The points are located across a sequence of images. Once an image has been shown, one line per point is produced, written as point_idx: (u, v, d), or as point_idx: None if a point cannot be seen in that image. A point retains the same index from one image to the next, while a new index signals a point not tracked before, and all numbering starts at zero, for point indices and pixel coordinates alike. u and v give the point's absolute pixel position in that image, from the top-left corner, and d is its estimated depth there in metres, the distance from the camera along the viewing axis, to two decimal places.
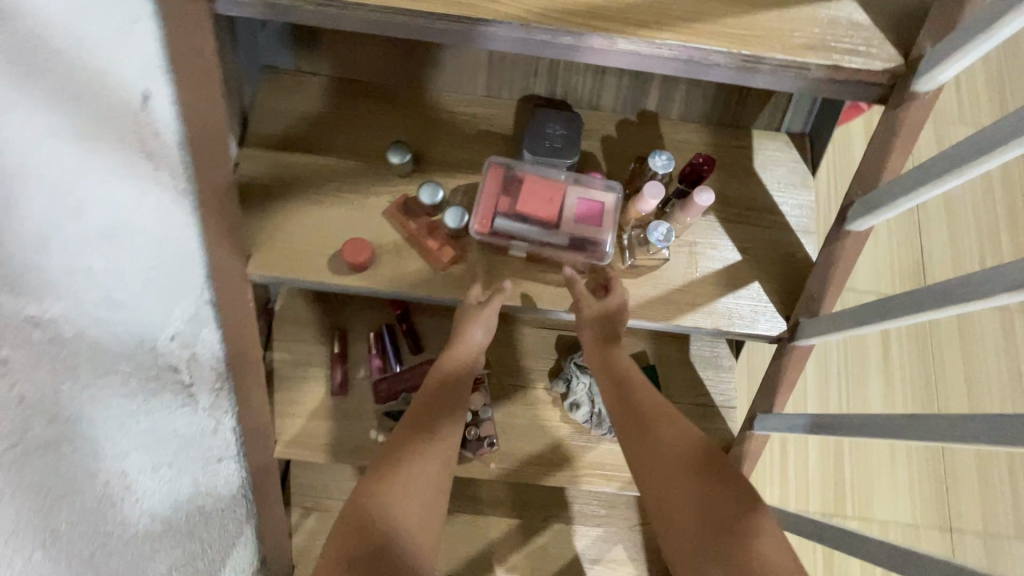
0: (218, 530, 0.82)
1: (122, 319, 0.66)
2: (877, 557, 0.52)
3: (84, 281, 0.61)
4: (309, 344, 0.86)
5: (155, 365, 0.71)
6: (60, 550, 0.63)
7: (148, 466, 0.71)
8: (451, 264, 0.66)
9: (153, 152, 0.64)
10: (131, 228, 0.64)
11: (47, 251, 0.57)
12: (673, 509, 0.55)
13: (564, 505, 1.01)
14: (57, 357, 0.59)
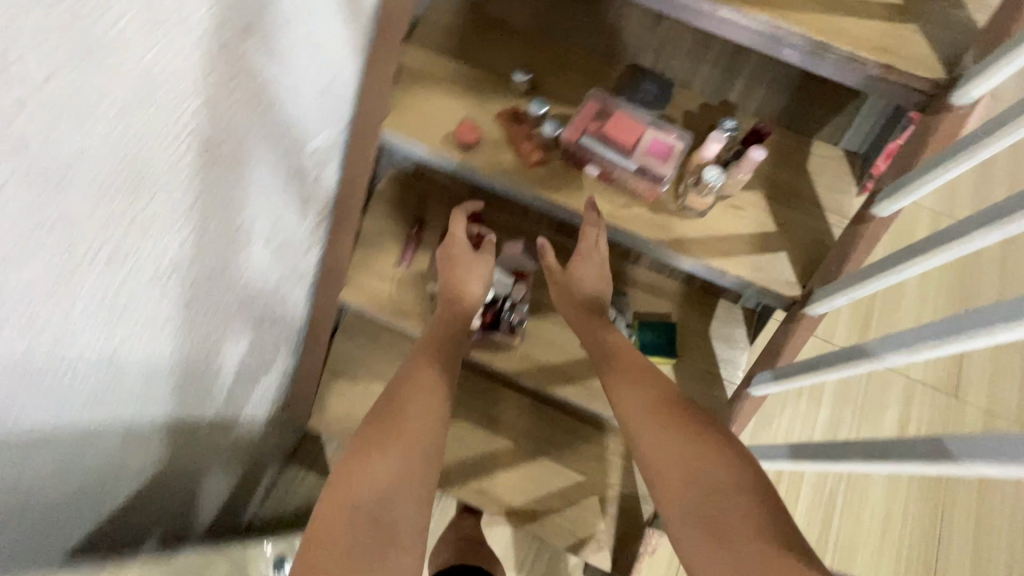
0: (277, 342, 0.96)
1: (291, 115, 0.71)
2: (867, 459, 0.60)
3: (283, 71, 0.66)
4: (394, 223, 1.02)
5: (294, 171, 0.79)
6: (226, 318, 0.79)
7: (272, 269, 0.85)
8: (536, 164, 0.81)
9: (355, 7, 0.74)
10: (310, 32, 0.68)
11: (295, 41, 0.66)
12: (672, 487, 0.66)
13: (556, 444, 1.10)
14: (241, 123, 0.62)
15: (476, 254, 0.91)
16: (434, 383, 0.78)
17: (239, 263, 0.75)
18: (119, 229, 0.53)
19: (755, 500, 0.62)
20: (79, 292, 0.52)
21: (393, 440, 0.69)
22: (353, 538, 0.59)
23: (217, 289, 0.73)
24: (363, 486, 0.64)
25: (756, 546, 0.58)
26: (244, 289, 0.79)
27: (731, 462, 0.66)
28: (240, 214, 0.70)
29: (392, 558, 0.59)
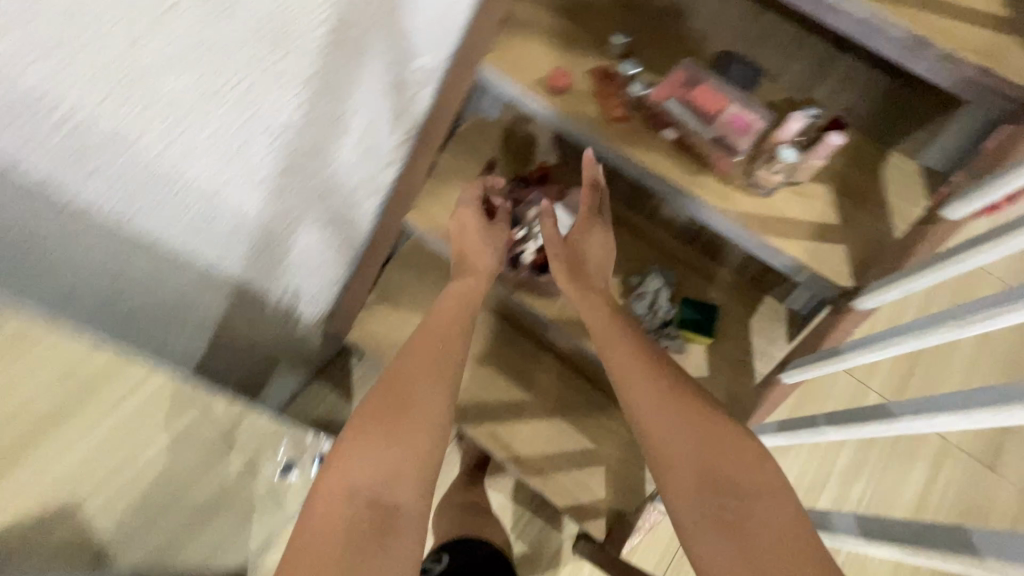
0: (343, 244, 1.03)
1: (413, 25, 0.77)
2: (853, 425, 0.65)
3: None
4: (467, 164, 1.08)
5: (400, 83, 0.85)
6: (310, 201, 0.86)
7: (359, 170, 0.92)
8: (618, 120, 0.85)
9: None
10: None
11: None
12: (682, 483, 0.69)
13: (573, 410, 1.12)
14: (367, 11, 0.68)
15: (488, 225, 0.94)
16: (435, 372, 0.80)
17: (331, 150, 0.82)
18: (249, 72, 0.60)
19: (773, 502, 0.66)
20: (205, 118, 0.59)
21: (392, 433, 0.73)
22: (350, 529, 0.66)
23: (307, 169, 0.80)
24: (359, 476, 0.70)
25: (778, 548, 0.62)
26: (330, 179, 0.87)
27: (751, 461, 0.69)
28: (344, 103, 0.77)
29: (391, 545, 0.66)
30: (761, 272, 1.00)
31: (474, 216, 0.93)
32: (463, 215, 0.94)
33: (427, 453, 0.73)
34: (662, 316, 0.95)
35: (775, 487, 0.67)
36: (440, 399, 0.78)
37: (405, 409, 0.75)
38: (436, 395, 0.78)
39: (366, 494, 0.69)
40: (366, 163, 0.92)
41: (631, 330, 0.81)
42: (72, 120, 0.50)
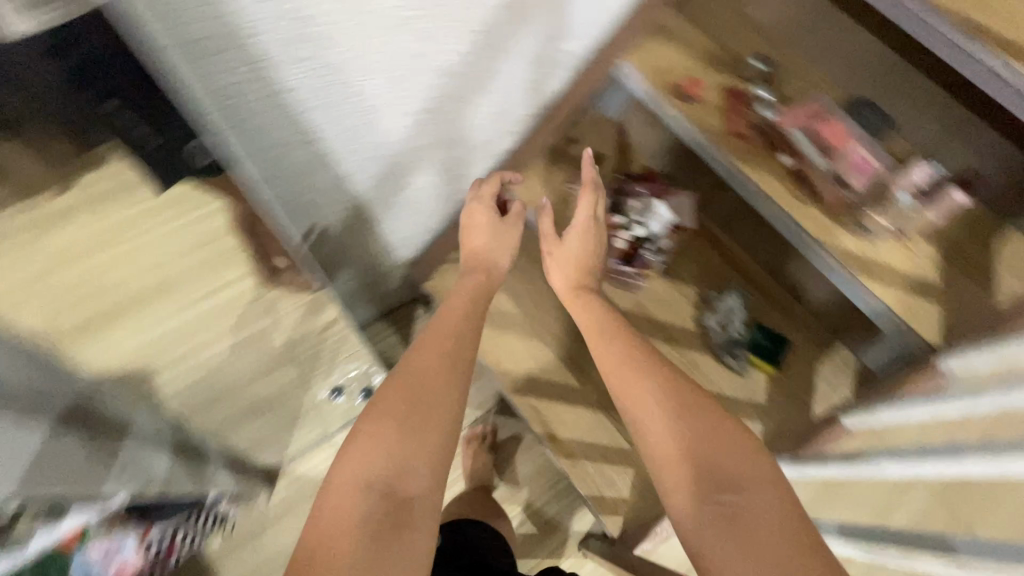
0: (451, 194, 1.12)
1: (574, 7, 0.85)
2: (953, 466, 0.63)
3: None
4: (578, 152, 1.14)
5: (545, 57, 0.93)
6: (439, 143, 0.95)
7: (487, 129, 1.00)
8: (737, 136, 0.89)
9: None
10: None
11: None
12: (667, 468, 0.65)
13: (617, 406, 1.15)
14: None
15: (499, 222, 0.98)
16: (447, 364, 0.77)
17: (472, 102, 0.91)
18: (437, 13, 0.69)
19: (772, 495, 0.60)
20: (395, 40, 0.69)
21: (405, 422, 0.68)
22: (364, 516, 0.60)
23: (448, 113, 0.89)
24: (375, 462, 0.65)
25: (778, 536, 0.56)
26: (462, 129, 0.95)
27: (737, 444, 0.64)
28: (496, 62, 0.85)
29: (406, 538, 0.61)
30: (841, 322, 0.99)
31: (484, 212, 0.98)
32: (474, 211, 0.99)
33: (438, 451, 0.68)
34: (731, 334, 0.98)
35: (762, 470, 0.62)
36: (454, 393, 0.73)
37: (419, 399, 0.71)
38: (449, 392, 0.73)
39: (379, 481, 0.63)
40: (495, 124, 1.01)
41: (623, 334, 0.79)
42: (311, 23, 0.59)
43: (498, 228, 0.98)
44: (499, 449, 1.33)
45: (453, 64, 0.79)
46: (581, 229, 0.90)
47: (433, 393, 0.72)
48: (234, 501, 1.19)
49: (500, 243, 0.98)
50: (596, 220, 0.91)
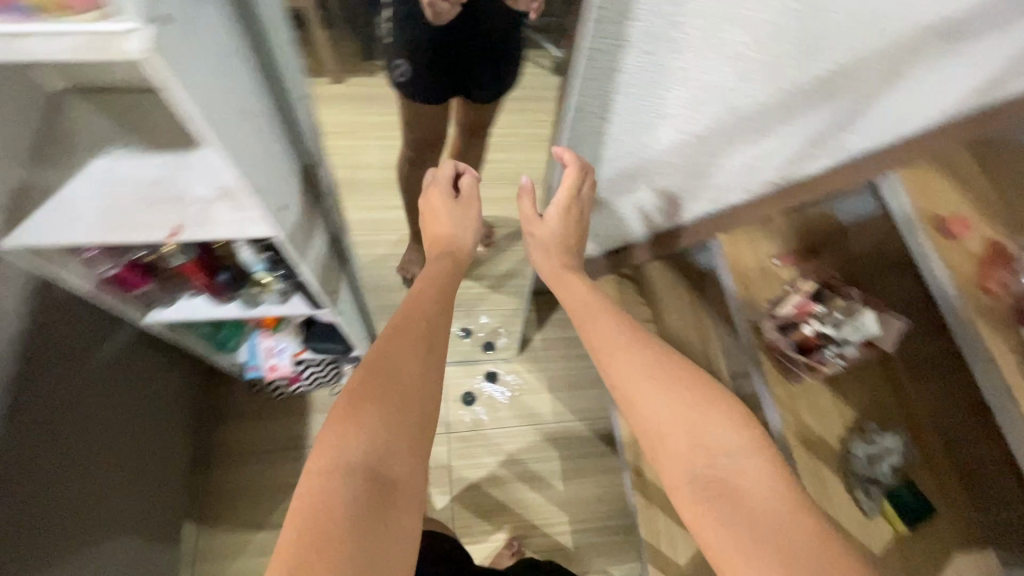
0: (660, 218, 1.20)
1: (874, 106, 0.85)
2: None
3: (916, 76, 0.79)
4: (792, 235, 1.14)
5: (816, 141, 0.94)
6: (682, 168, 1.02)
7: (727, 177, 1.06)
8: (990, 290, 0.81)
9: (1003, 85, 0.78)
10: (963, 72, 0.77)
11: (951, 68, 0.76)
12: (665, 435, 0.67)
13: None
14: (861, 70, 0.78)
15: (455, 203, 1.02)
16: (419, 354, 0.75)
17: (730, 145, 0.96)
18: (756, 51, 0.74)
19: (760, 458, 0.62)
20: (713, 62, 0.76)
21: (384, 391, 0.69)
22: (350, 500, 0.60)
23: (706, 146, 0.96)
24: (358, 443, 0.64)
25: (768, 501, 0.59)
26: (708, 164, 1.01)
27: (733, 421, 0.66)
28: (772, 122, 0.90)
29: (393, 517, 0.61)
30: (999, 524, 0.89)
31: (442, 197, 1.02)
32: (432, 198, 1.03)
33: (412, 440, 0.68)
34: (879, 473, 0.92)
35: (758, 439, 0.64)
36: (427, 381, 0.73)
37: (393, 378, 0.71)
38: (420, 386, 0.72)
39: (361, 465, 0.63)
40: (736, 177, 1.05)
41: (609, 313, 0.83)
42: (665, 24, 0.70)
43: (454, 207, 1.01)
44: (576, 458, 1.37)
45: (741, 103, 0.85)
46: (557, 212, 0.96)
47: (406, 382, 0.71)
48: None
49: (462, 225, 1.01)
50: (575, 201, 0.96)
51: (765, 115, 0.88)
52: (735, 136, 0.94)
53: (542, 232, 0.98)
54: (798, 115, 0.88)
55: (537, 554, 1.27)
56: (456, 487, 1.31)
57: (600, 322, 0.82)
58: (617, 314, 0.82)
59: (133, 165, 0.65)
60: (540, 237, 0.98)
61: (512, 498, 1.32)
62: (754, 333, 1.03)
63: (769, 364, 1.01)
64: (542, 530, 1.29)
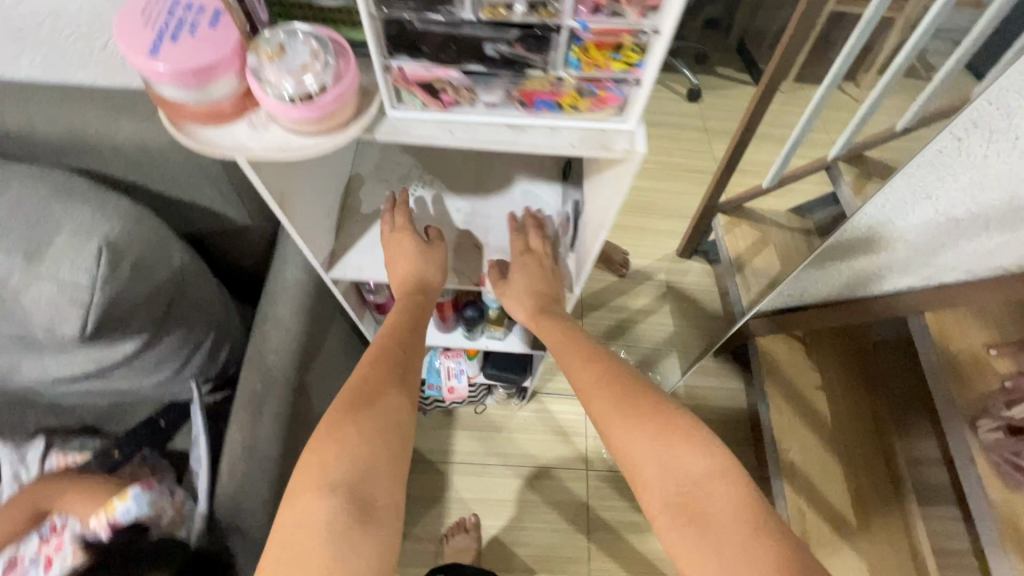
0: (857, 286, 1.13)
1: None
2: None
3: None
4: (1011, 326, 1.04)
5: None
6: (910, 242, 0.95)
7: (956, 255, 0.97)
8: None
9: None
10: None
11: None
12: (639, 462, 0.60)
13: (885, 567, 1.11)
14: None
15: (427, 245, 0.68)
16: (397, 365, 0.62)
17: (978, 226, 0.87)
18: None
19: (732, 481, 0.57)
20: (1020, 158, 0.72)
21: (369, 398, 0.58)
22: (332, 521, 0.49)
23: (952, 225, 0.88)
24: (337, 461, 0.53)
25: (741, 520, 0.54)
26: (942, 241, 0.93)
27: (695, 444, 0.60)
28: None
29: (384, 540, 0.51)
30: None
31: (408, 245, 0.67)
32: (396, 249, 0.67)
33: (396, 455, 0.56)
34: None
35: (721, 463, 0.59)
36: (406, 397, 0.60)
37: (378, 386, 0.59)
38: (403, 398, 0.60)
39: (344, 483, 0.52)
40: (968, 255, 0.96)
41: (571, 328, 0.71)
42: (990, 108, 0.68)
43: (425, 251, 0.68)
44: None
45: None
46: (515, 263, 0.70)
47: (386, 393, 0.59)
48: (506, 396, 1.36)
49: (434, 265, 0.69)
50: (531, 251, 0.71)
51: None
52: (993, 219, 0.84)
53: (517, 294, 0.71)
54: None
55: None
56: (593, 528, 1.29)
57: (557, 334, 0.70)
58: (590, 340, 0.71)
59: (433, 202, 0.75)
60: (524, 302, 0.71)
61: (650, 548, 1.28)
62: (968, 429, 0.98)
63: (987, 467, 0.96)
64: None
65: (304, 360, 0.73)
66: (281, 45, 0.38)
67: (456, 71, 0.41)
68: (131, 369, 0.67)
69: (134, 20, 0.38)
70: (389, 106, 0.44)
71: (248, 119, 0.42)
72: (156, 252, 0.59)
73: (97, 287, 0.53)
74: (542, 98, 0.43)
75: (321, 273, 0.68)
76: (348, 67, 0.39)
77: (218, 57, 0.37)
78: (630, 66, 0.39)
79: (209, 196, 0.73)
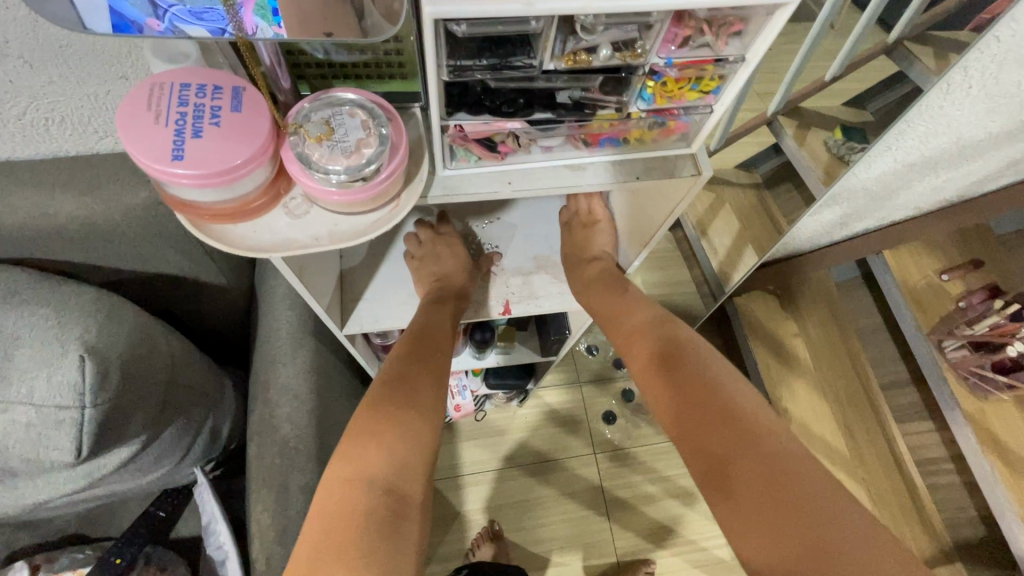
0: (818, 238, 1.20)
1: None
2: None
3: None
4: (953, 252, 1.16)
5: (1013, 165, 0.92)
6: (863, 194, 1.02)
7: (902, 202, 1.05)
8: None
9: None
10: None
11: None
12: (679, 432, 0.60)
13: (878, 487, 1.21)
14: None
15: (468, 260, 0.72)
16: (433, 363, 0.64)
17: (921, 173, 0.95)
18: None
19: (779, 458, 0.54)
20: (980, 106, 0.77)
21: (406, 394, 0.60)
22: (370, 514, 0.52)
23: (902, 176, 0.96)
24: (377, 454, 0.55)
25: (779, 503, 0.52)
26: (892, 190, 1.00)
27: (742, 419, 0.58)
28: (976, 151, 0.88)
29: (413, 533, 0.54)
30: None
31: (448, 261, 0.70)
32: (440, 257, 0.70)
33: (428, 453, 0.58)
34: None
35: (770, 438, 0.56)
36: (439, 395, 0.62)
37: (414, 383, 0.61)
38: (435, 399, 0.62)
39: (381, 477, 0.54)
40: (913, 199, 1.04)
41: (630, 300, 0.72)
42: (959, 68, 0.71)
43: (455, 260, 0.70)
44: None
45: (969, 137, 0.84)
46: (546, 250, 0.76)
47: (422, 392, 0.61)
48: (505, 399, 1.35)
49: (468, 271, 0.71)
50: (572, 235, 0.77)
51: (978, 142, 0.86)
52: (939, 165, 0.92)
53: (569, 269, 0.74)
54: (1007, 142, 0.86)
55: (698, 569, 1.28)
56: (612, 508, 1.32)
57: (603, 306, 0.72)
58: (649, 309, 0.71)
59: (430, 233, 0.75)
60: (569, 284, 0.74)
61: (668, 515, 1.32)
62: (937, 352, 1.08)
63: (957, 383, 1.06)
64: (702, 546, 1.30)
65: (322, 422, 0.67)
66: (328, 124, 0.38)
67: (516, 122, 0.44)
68: (127, 472, 0.59)
69: (141, 118, 0.35)
70: (443, 166, 0.48)
71: (282, 205, 0.41)
72: (140, 345, 0.52)
73: (86, 402, 0.46)
74: (608, 136, 0.49)
75: (336, 331, 0.65)
76: (399, 134, 0.40)
77: (260, 151, 0.36)
78: (706, 93, 0.45)
79: (176, 260, 0.66)
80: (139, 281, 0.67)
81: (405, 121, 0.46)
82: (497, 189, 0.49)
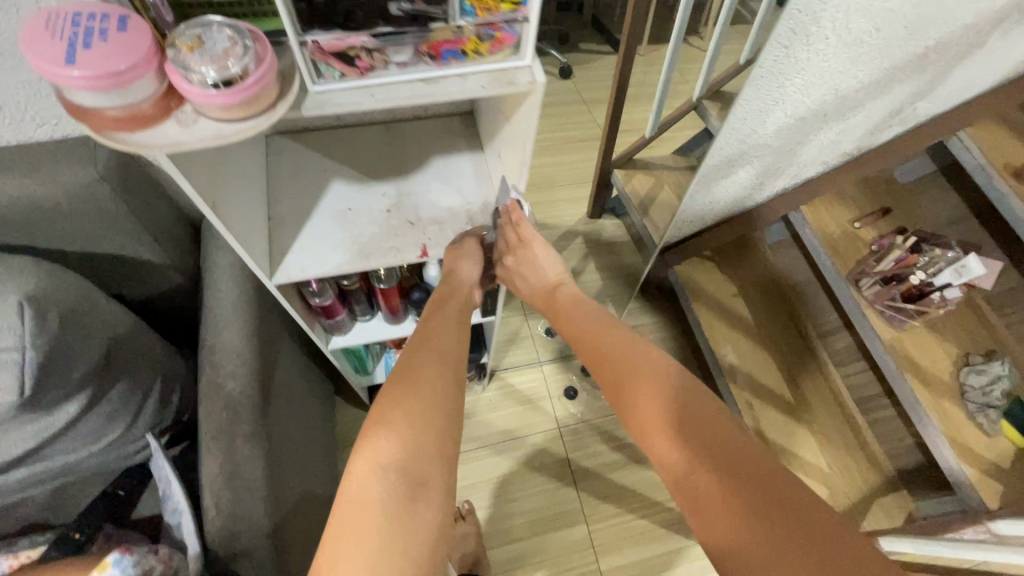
0: (746, 204, 1.29)
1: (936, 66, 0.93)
2: None
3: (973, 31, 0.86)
4: (859, 203, 1.26)
5: (891, 111, 1.03)
6: (773, 154, 1.12)
7: (810, 159, 1.14)
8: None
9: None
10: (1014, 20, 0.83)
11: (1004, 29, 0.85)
12: (652, 441, 0.67)
13: (823, 427, 1.27)
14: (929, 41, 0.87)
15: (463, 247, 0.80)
16: (435, 358, 0.71)
17: (816, 128, 1.05)
18: (872, 23, 0.81)
19: (741, 459, 0.60)
20: (843, 55, 0.87)
21: (411, 384, 0.67)
22: (387, 499, 0.57)
23: (801, 133, 1.06)
24: (388, 443, 0.61)
25: (745, 504, 0.57)
26: (797, 148, 1.10)
27: (709, 425, 0.64)
28: (854, 102, 0.99)
29: (430, 512, 0.59)
30: None
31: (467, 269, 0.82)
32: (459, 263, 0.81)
33: (441, 437, 0.64)
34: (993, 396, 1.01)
35: (734, 441, 0.62)
36: (445, 379, 0.69)
37: (417, 372, 0.69)
38: (445, 392, 0.68)
39: (393, 462, 0.60)
40: (818, 156, 1.14)
41: (603, 327, 0.81)
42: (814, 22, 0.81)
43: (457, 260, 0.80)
44: None
45: (845, 86, 0.94)
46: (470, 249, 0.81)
47: (427, 379, 0.68)
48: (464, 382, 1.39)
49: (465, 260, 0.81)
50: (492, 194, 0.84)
51: (854, 93, 0.96)
52: (830, 119, 1.02)
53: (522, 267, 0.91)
54: (877, 90, 0.96)
55: (665, 528, 1.31)
56: (579, 479, 1.36)
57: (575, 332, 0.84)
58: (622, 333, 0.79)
59: (355, 194, 0.79)
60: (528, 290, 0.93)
61: (632, 480, 1.36)
62: (855, 288, 1.15)
63: (877, 317, 1.12)
64: (668, 506, 1.34)
65: (259, 371, 0.71)
66: (198, 37, 0.45)
67: (366, 35, 0.54)
68: (75, 435, 0.63)
69: (36, 35, 0.41)
70: (313, 83, 0.56)
71: (172, 116, 0.48)
72: (80, 302, 0.57)
73: (26, 346, 0.51)
74: (451, 47, 0.57)
75: (266, 279, 0.70)
76: (262, 49, 0.48)
77: (142, 57, 0.42)
78: (517, 4, 0.54)
79: (115, 237, 0.70)
80: (81, 261, 0.71)
81: (280, 53, 0.54)
82: (359, 99, 0.57)
